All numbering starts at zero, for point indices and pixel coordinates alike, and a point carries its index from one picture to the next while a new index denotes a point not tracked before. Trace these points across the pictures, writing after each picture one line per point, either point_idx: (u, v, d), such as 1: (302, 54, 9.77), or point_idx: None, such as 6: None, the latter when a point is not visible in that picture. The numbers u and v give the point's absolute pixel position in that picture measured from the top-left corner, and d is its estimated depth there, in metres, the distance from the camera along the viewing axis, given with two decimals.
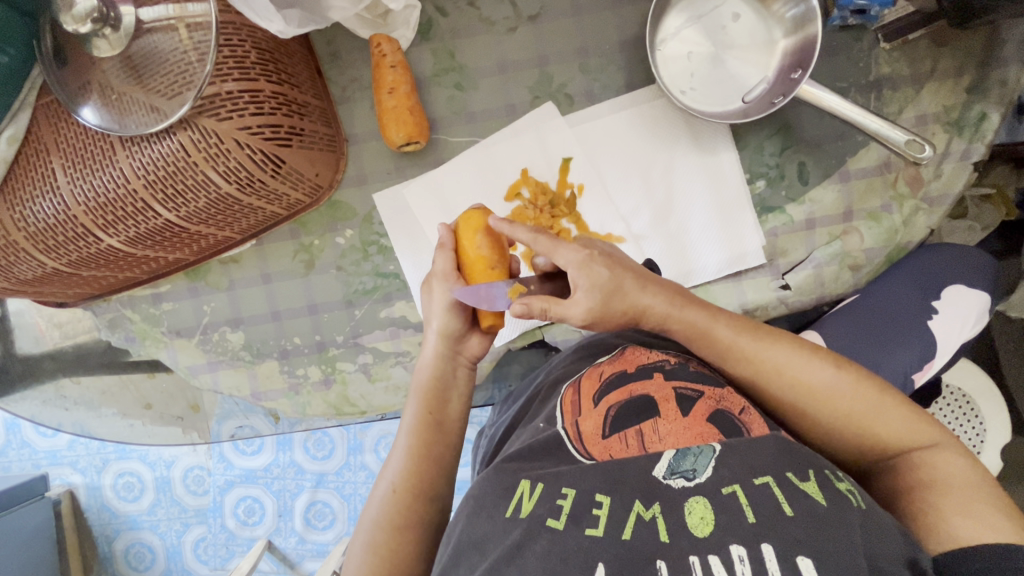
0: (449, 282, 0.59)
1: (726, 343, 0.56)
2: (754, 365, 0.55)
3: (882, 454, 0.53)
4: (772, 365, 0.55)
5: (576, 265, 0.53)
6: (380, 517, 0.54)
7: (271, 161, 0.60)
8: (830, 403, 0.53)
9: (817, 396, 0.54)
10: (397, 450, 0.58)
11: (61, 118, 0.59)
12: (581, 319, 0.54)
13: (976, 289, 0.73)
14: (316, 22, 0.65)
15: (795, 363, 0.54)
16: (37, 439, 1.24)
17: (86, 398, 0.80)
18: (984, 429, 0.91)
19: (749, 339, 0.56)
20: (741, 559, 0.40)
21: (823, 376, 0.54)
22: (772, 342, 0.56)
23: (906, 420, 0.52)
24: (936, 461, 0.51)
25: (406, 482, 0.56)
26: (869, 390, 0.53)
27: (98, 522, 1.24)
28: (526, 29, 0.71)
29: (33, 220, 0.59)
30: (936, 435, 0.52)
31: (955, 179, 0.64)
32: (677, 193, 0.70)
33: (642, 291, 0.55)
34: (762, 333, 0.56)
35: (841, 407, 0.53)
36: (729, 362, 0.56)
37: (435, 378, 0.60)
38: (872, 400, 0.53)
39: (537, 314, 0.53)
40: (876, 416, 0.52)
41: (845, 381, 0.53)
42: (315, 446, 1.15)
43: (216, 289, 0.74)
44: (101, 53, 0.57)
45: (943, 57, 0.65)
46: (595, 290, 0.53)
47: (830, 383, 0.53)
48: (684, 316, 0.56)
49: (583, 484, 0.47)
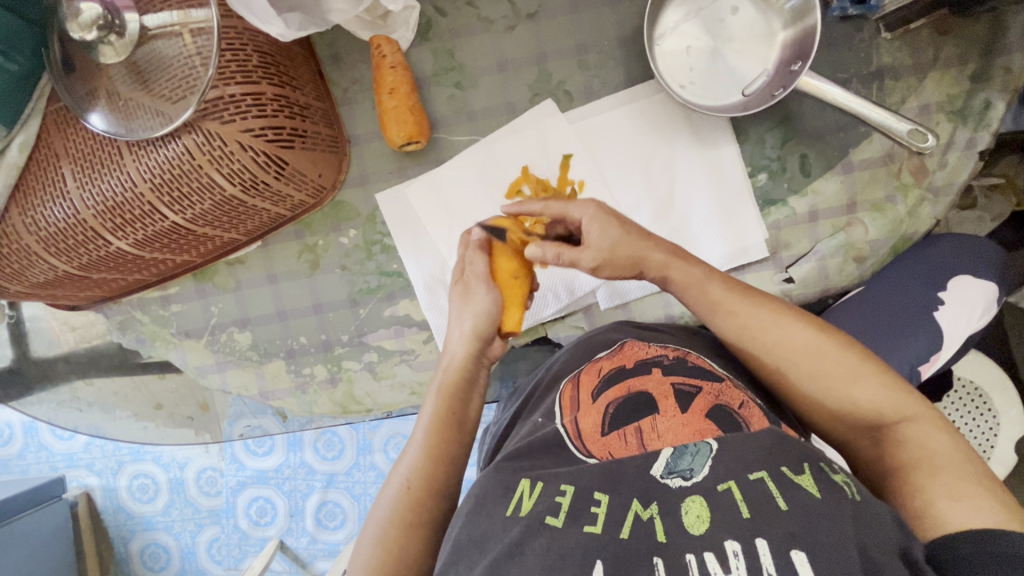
0: (485, 287, 0.61)
1: (715, 300, 0.57)
2: (738, 324, 0.56)
3: (867, 426, 0.52)
4: (755, 325, 0.55)
5: (589, 218, 0.57)
6: (387, 510, 0.54)
7: (274, 162, 0.61)
8: (814, 365, 0.53)
9: (800, 356, 0.53)
10: (415, 442, 0.58)
11: (71, 125, 0.60)
12: (591, 262, 0.57)
13: (982, 278, 0.72)
14: (317, 25, 0.66)
15: (779, 322, 0.55)
16: (54, 442, 1.26)
17: (99, 400, 0.81)
18: (998, 423, 0.90)
19: (735, 300, 0.56)
20: (736, 553, 0.40)
21: (805, 337, 0.54)
22: (756, 304, 0.56)
23: (885, 391, 0.51)
24: (915, 435, 0.50)
25: (412, 474, 0.56)
26: (852, 356, 0.53)
27: (115, 523, 1.26)
28: (524, 27, 0.71)
29: (45, 225, 0.60)
30: (917, 409, 0.51)
31: (960, 168, 0.64)
32: (672, 180, 0.70)
33: (644, 241, 0.57)
34: (753, 294, 0.57)
35: (821, 369, 0.53)
36: (717, 319, 0.57)
37: (459, 378, 0.61)
38: (853, 366, 0.52)
39: (551, 258, 0.57)
40: (854, 383, 0.52)
41: (829, 344, 0.53)
42: (325, 446, 1.16)
43: (224, 290, 0.75)
44: (107, 60, 0.58)
45: (946, 45, 0.64)
46: (605, 240, 0.56)
47: (813, 345, 0.53)
48: (679, 269, 0.58)
49: (581, 482, 0.48)
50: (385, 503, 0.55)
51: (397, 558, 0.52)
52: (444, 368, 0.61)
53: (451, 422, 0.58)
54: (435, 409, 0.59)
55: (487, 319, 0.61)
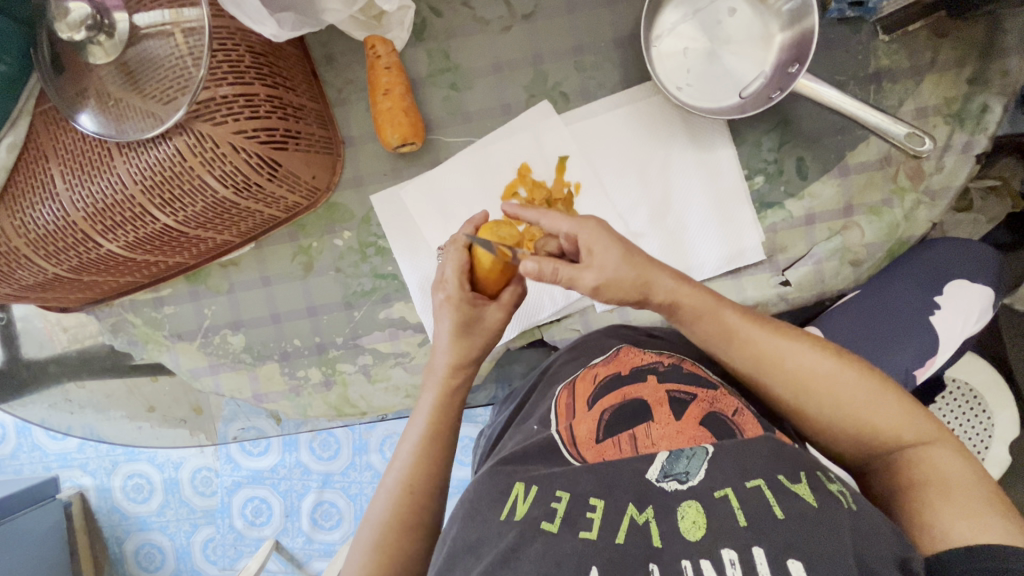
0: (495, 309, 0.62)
1: (730, 327, 0.55)
2: (753, 351, 0.55)
3: (881, 448, 0.52)
4: (773, 352, 0.54)
5: (593, 235, 0.53)
6: (385, 507, 0.56)
7: (268, 164, 0.60)
8: (833, 392, 0.52)
9: (819, 383, 0.53)
10: (410, 439, 0.59)
11: (58, 125, 0.60)
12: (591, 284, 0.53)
13: (978, 283, 0.72)
14: (310, 25, 0.66)
15: (797, 350, 0.54)
16: (47, 442, 1.26)
17: (92, 401, 0.80)
18: (993, 425, 0.90)
19: (760, 334, 0.55)
20: (732, 563, 0.40)
21: (824, 365, 0.53)
22: (775, 333, 0.54)
23: (905, 415, 0.51)
24: (933, 459, 0.50)
25: (409, 468, 0.57)
26: (870, 381, 0.52)
27: (109, 523, 1.25)
28: (520, 28, 0.71)
29: (33, 227, 0.59)
30: (933, 433, 0.51)
31: (957, 171, 0.64)
32: (670, 185, 0.70)
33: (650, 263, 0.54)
34: (767, 319, 0.56)
35: (841, 397, 0.52)
36: (731, 348, 0.55)
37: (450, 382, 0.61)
38: (872, 392, 0.52)
39: (548, 275, 0.52)
40: (875, 409, 0.51)
41: (847, 370, 0.52)
42: (321, 446, 1.15)
43: (217, 292, 0.74)
44: (98, 60, 0.58)
45: (944, 48, 0.64)
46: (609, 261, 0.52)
47: (832, 372, 0.53)
48: (690, 296, 0.55)
49: (577, 488, 0.48)
50: (382, 501, 0.57)
51: (389, 557, 0.54)
52: (439, 371, 0.61)
53: (452, 420, 0.60)
54: (429, 413, 0.60)
55: (489, 334, 0.62)
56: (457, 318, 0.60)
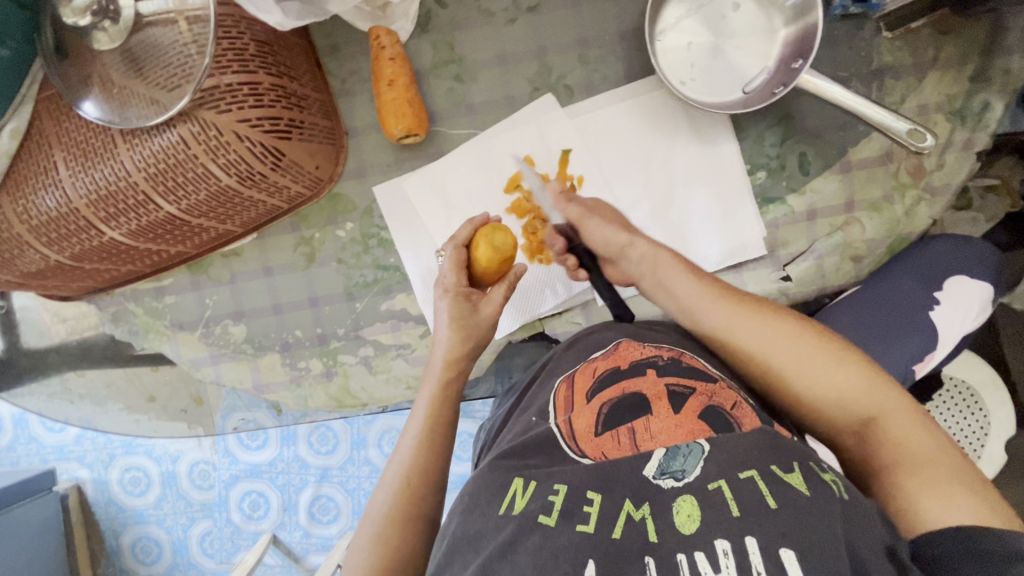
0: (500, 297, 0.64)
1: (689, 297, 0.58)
2: (715, 320, 0.57)
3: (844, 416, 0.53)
4: (733, 319, 0.56)
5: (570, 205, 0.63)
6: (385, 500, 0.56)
7: (270, 153, 0.60)
8: (791, 357, 0.54)
9: (777, 348, 0.54)
10: (411, 433, 0.59)
11: (62, 112, 0.60)
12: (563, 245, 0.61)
13: (977, 278, 0.73)
14: (314, 14, 0.65)
15: (757, 317, 0.56)
16: (45, 434, 1.25)
17: (92, 391, 0.79)
18: (989, 423, 0.91)
19: (724, 304, 0.56)
20: (726, 553, 0.41)
21: (783, 331, 0.55)
22: (735, 301, 0.56)
23: (864, 380, 0.52)
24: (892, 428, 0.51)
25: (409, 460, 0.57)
26: (828, 346, 0.54)
27: (106, 516, 1.25)
28: (525, 20, 0.71)
29: (35, 213, 0.59)
30: (890, 399, 0.52)
31: (957, 169, 0.64)
32: (647, 162, 0.70)
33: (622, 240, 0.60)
34: (729, 289, 0.58)
35: (800, 361, 0.54)
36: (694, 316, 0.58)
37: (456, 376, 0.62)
38: (830, 357, 0.53)
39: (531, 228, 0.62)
40: (834, 373, 0.53)
41: (805, 336, 0.54)
42: (319, 440, 1.15)
43: (218, 282, 0.74)
44: (101, 46, 0.58)
45: (947, 45, 0.64)
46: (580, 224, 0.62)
47: (790, 338, 0.54)
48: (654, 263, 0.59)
49: (575, 480, 0.48)
50: (383, 496, 0.57)
51: (390, 550, 0.53)
52: (439, 361, 0.62)
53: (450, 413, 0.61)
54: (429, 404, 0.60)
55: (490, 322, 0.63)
56: (455, 309, 0.62)
